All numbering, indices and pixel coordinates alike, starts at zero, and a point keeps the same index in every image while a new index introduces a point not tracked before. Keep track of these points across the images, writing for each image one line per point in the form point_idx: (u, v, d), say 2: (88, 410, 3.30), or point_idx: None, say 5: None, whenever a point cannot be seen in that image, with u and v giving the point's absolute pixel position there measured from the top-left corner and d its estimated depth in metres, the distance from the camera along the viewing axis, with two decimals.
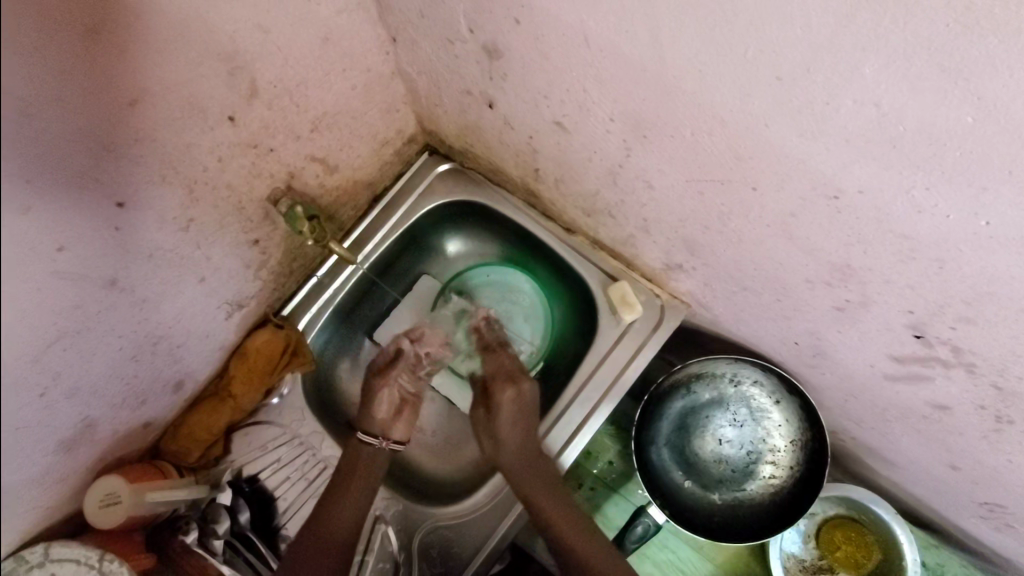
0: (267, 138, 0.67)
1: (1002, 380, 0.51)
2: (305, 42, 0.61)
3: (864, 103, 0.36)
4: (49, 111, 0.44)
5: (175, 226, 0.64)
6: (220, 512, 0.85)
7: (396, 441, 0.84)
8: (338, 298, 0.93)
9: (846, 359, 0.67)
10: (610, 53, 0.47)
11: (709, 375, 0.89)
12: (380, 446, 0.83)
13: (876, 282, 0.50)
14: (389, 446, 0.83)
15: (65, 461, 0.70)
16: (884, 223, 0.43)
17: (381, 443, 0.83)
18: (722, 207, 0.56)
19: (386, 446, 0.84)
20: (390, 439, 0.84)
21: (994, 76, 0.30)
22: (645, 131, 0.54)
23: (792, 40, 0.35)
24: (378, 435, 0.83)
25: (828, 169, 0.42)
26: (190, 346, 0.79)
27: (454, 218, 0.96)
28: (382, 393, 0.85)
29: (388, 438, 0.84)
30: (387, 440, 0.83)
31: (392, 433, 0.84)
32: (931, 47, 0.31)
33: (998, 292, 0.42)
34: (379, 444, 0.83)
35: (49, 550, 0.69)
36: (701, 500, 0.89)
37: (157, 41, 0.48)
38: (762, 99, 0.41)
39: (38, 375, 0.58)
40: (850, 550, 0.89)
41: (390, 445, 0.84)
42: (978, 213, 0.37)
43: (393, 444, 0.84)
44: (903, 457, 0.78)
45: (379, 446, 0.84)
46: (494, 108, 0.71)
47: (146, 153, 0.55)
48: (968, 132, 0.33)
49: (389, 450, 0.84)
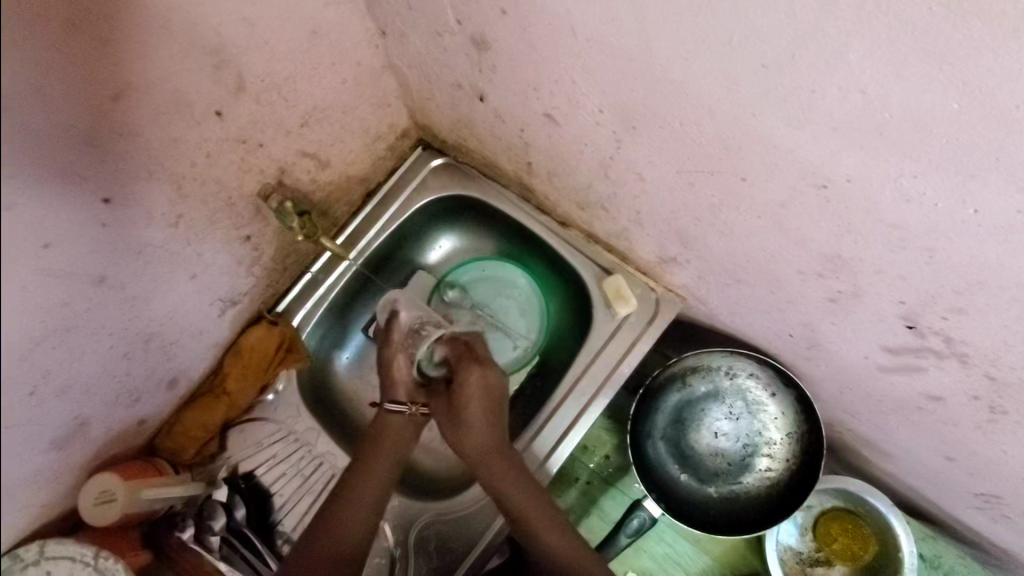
0: (256, 133, 0.66)
1: (995, 370, 0.51)
2: (292, 35, 0.61)
3: (850, 90, 0.35)
4: (30, 106, 0.44)
5: (164, 222, 0.63)
6: (216, 509, 0.85)
7: (425, 406, 0.83)
8: (332, 294, 0.93)
9: (840, 351, 0.67)
10: (596, 43, 0.47)
11: (705, 368, 0.88)
12: (408, 413, 0.82)
13: (867, 273, 0.50)
14: (419, 411, 0.82)
15: (58, 459, 0.70)
16: (873, 212, 0.43)
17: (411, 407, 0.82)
18: (713, 197, 0.56)
19: (415, 413, 0.83)
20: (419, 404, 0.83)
21: (978, 59, 0.29)
22: (634, 122, 0.53)
23: (776, 28, 0.35)
24: (406, 401, 0.82)
25: (815, 158, 0.42)
26: (183, 343, 0.78)
27: (449, 213, 0.96)
28: (398, 356, 0.83)
29: (417, 404, 0.83)
30: (416, 406, 0.82)
31: (418, 398, 0.84)
32: (914, 31, 0.30)
33: (988, 281, 0.42)
34: (409, 410, 0.82)
35: (44, 548, 0.69)
36: (697, 493, 0.88)
37: (139, 34, 0.48)
38: (748, 88, 0.40)
39: (27, 373, 0.58)
40: (847, 542, 0.88)
41: (420, 410, 0.83)
42: (966, 201, 0.37)
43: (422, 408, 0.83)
44: (899, 449, 0.78)
45: (407, 414, 0.82)
46: (485, 101, 0.71)
47: (131, 148, 0.54)
48: (955, 118, 0.33)
49: (419, 417, 0.83)
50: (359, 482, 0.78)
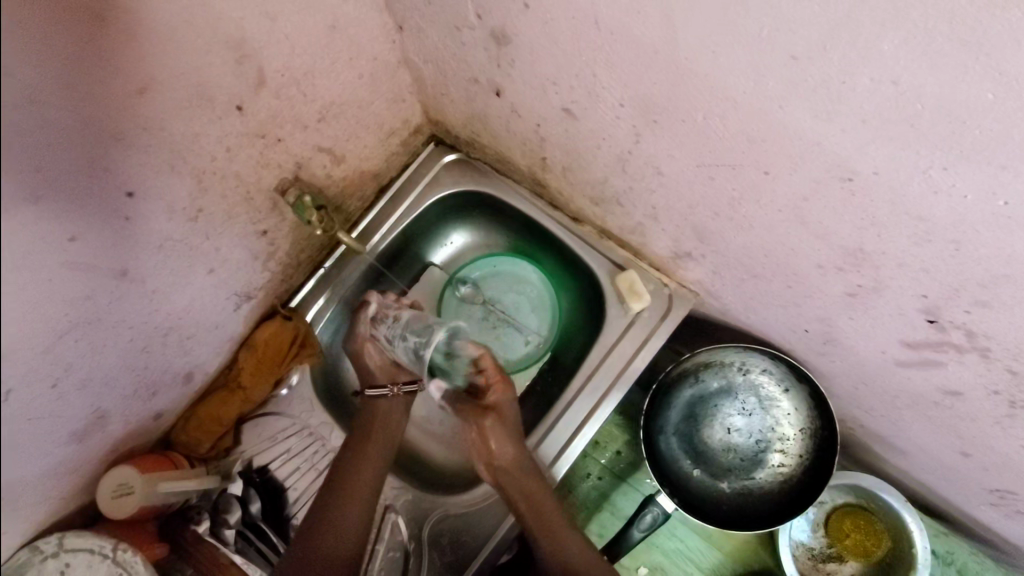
0: (274, 128, 0.67)
1: (1016, 364, 0.51)
2: (311, 29, 0.61)
3: (882, 80, 0.35)
4: (58, 97, 0.44)
5: (184, 217, 0.64)
6: (231, 502, 0.86)
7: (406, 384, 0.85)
8: (346, 288, 0.93)
9: (856, 346, 0.67)
10: (620, 36, 0.47)
11: (718, 364, 0.88)
12: (391, 394, 0.84)
13: (889, 266, 0.50)
14: (400, 391, 0.84)
15: (77, 452, 0.70)
16: (899, 205, 0.43)
17: (393, 390, 0.84)
18: (733, 192, 0.56)
19: (398, 393, 0.84)
20: (399, 384, 0.84)
21: (1015, 50, 0.29)
22: (655, 116, 0.53)
23: (808, 18, 0.35)
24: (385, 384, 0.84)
25: (843, 150, 0.42)
26: (199, 337, 0.79)
27: (462, 208, 0.96)
28: (369, 346, 0.86)
29: (398, 384, 0.84)
30: (396, 386, 0.84)
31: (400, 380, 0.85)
32: (951, 21, 0.30)
33: (1014, 274, 0.42)
34: (390, 392, 0.84)
35: (64, 540, 0.70)
36: (710, 489, 0.89)
37: (164, 29, 0.48)
38: (776, 79, 0.40)
39: (51, 366, 0.59)
40: (859, 538, 0.89)
41: (400, 389, 0.84)
42: (996, 192, 0.37)
43: (405, 388, 0.84)
44: (914, 445, 0.78)
45: (391, 396, 0.84)
46: (501, 96, 0.71)
47: (153, 143, 0.54)
48: (989, 108, 0.33)
49: (402, 395, 0.85)
50: (366, 479, 0.80)
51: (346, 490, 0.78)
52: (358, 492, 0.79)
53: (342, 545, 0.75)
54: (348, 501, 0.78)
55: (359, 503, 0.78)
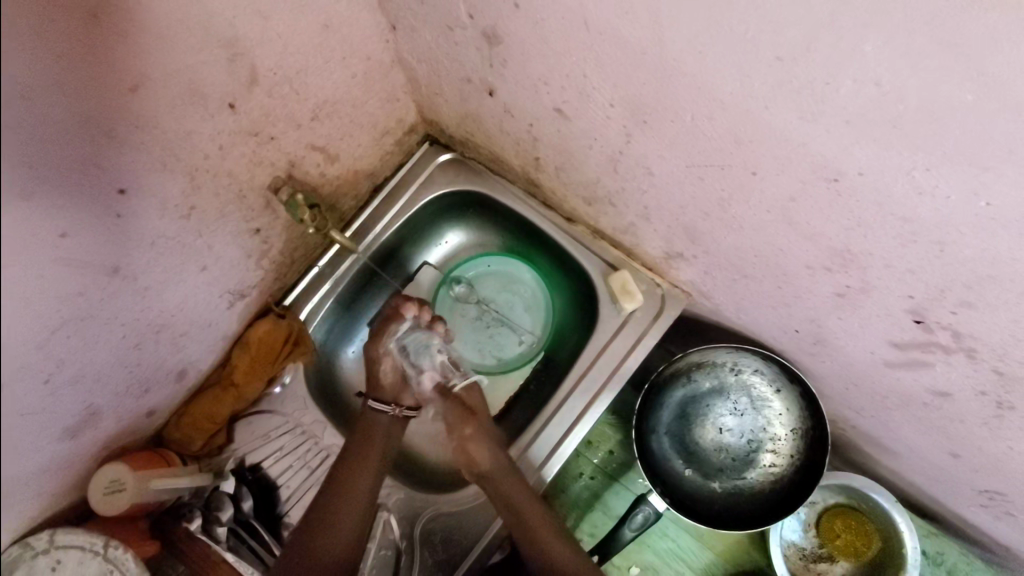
0: (267, 126, 0.67)
1: (1003, 365, 0.51)
2: (303, 28, 0.61)
3: (864, 82, 0.36)
4: (50, 95, 0.44)
5: (176, 214, 0.64)
6: (224, 500, 0.85)
7: (408, 407, 0.85)
8: (339, 287, 0.93)
9: (845, 346, 0.67)
10: (610, 37, 0.47)
11: (710, 364, 0.89)
12: (392, 412, 0.84)
13: (876, 267, 0.50)
14: (401, 413, 0.84)
15: (69, 448, 0.70)
16: (883, 206, 0.43)
17: (395, 409, 0.84)
18: (722, 192, 0.56)
19: (399, 414, 0.85)
20: (402, 406, 0.85)
21: (994, 51, 0.30)
22: (645, 116, 0.54)
23: (794, 19, 0.35)
24: (390, 402, 0.84)
25: (827, 151, 0.42)
26: (192, 335, 0.79)
27: (457, 208, 0.97)
28: (385, 359, 0.84)
29: (401, 405, 0.85)
30: (400, 407, 0.84)
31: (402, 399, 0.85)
32: (932, 22, 0.31)
33: (998, 275, 0.42)
34: (394, 411, 0.84)
35: (54, 537, 0.70)
36: (701, 489, 0.89)
37: (156, 26, 0.48)
38: (761, 81, 0.41)
39: (42, 362, 0.59)
40: (850, 538, 0.89)
41: (403, 412, 0.85)
42: (978, 193, 0.37)
43: (406, 411, 0.85)
44: (904, 446, 0.78)
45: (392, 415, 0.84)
46: (494, 96, 0.71)
47: (146, 140, 0.55)
48: (969, 110, 0.33)
49: (402, 418, 0.85)
50: (357, 479, 0.80)
51: (337, 489, 0.79)
52: (348, 496, 0.79)
53: (333, 544, 0.76)
54: (339, 500, 0.78)
55: (351, 501, 0.79)
